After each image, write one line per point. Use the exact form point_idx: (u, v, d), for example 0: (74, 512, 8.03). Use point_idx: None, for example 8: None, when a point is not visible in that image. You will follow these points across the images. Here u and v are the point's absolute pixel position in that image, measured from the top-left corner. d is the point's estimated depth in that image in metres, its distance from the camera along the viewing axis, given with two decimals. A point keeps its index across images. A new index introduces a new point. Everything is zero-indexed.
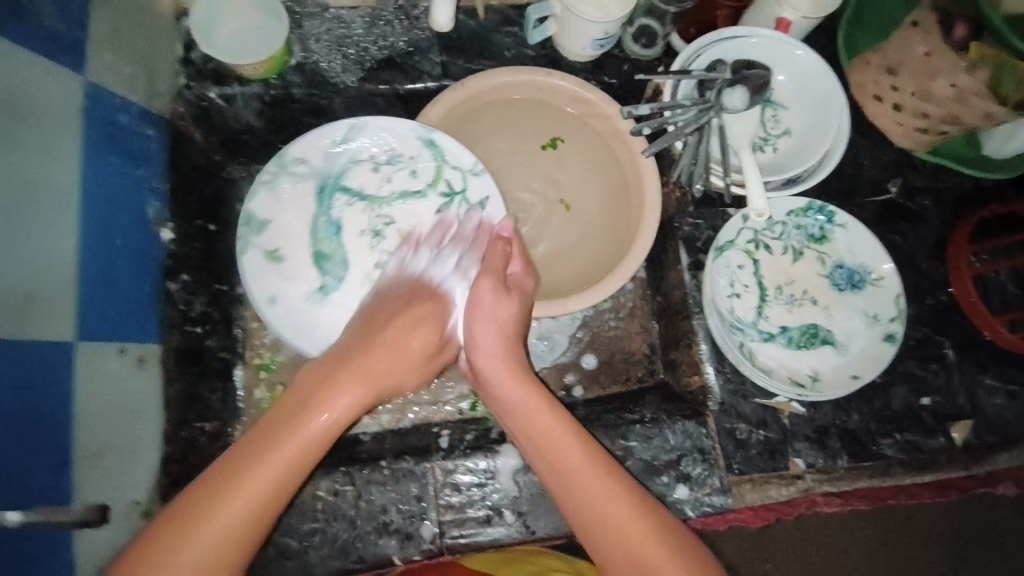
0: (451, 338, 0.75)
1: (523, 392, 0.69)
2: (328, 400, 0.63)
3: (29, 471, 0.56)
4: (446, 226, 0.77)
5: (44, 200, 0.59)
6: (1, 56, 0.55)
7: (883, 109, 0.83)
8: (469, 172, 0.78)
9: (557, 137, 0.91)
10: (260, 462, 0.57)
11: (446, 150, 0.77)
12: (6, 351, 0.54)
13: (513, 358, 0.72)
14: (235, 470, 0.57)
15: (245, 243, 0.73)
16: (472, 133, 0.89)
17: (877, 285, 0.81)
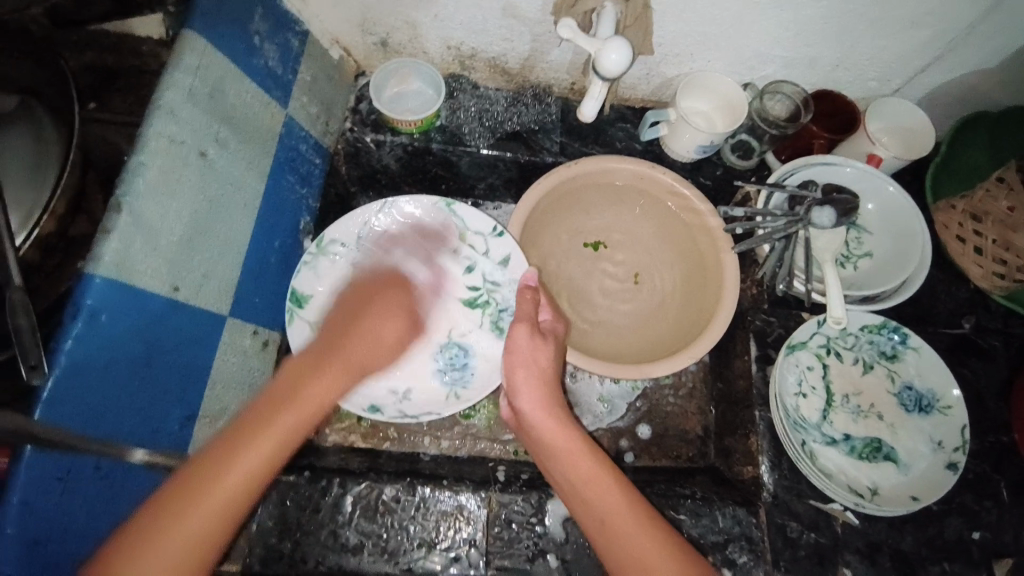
0: (482, 381, 0.86)
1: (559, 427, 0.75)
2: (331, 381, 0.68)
3: (163, 418, 0.65)
4: (477, 284, 0.92)
5: (235, 197, 0.75)
6: (231, 80, 0.73)
7: (965, 250, 0.89)
8: (491, 234, 0.91)
9: (600, 241, 1.00)
10: (273, 422, 0.61)
11: (469, 220, 0.92)
12: (182, 306, 0.67)
13: (550, 394, 0.78)
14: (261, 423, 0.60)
15: (291, 315, 0.83)
16: (553, 219, 0.98)
17: (945, 413, 0.83)
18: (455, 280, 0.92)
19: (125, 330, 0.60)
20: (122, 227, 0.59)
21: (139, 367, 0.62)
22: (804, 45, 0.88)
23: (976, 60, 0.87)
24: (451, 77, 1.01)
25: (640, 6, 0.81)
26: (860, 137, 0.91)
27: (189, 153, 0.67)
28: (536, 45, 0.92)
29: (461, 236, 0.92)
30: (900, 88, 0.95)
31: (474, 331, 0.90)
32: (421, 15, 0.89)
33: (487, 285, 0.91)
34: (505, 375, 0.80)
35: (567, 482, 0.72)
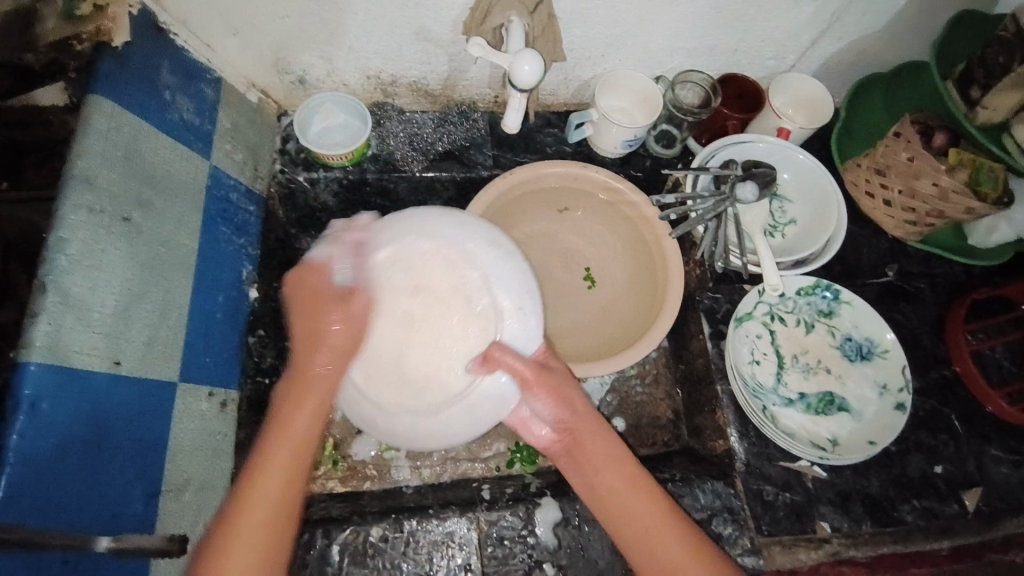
0: (528, 336, 0.68)
1: (558, 382, 0.68)
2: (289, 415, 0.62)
3: (125, 499, 0.62)
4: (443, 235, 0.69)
5: (169, 258, 0.73)
6: (146, 141, 0.71)
7: (875, 205, 0.96)
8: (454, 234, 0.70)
9: (588, 268, 1.02)
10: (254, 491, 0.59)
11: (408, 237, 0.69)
12: (128, 379, 0.64)
13: (555, 386, 0.68)
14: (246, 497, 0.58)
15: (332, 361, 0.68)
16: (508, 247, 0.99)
17: (885, 357, 0.89)
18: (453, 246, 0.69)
19: (70, 415, 0.57)
20: (49, 308, 0.57)
21: (91, 450, 0.59)
22: (703, 36, 0.94)
23: (858, 30, 0.95)
24: (375, 105, 1.01)
25: (545, 16, 0.83)
26: (768, 114, 0.98)
27: (111, 220, 0.65)
28: (454, 64, 0.94)
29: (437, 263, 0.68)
30: (797, 63, 1.02)
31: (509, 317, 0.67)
32: (335, 50, 0.89)
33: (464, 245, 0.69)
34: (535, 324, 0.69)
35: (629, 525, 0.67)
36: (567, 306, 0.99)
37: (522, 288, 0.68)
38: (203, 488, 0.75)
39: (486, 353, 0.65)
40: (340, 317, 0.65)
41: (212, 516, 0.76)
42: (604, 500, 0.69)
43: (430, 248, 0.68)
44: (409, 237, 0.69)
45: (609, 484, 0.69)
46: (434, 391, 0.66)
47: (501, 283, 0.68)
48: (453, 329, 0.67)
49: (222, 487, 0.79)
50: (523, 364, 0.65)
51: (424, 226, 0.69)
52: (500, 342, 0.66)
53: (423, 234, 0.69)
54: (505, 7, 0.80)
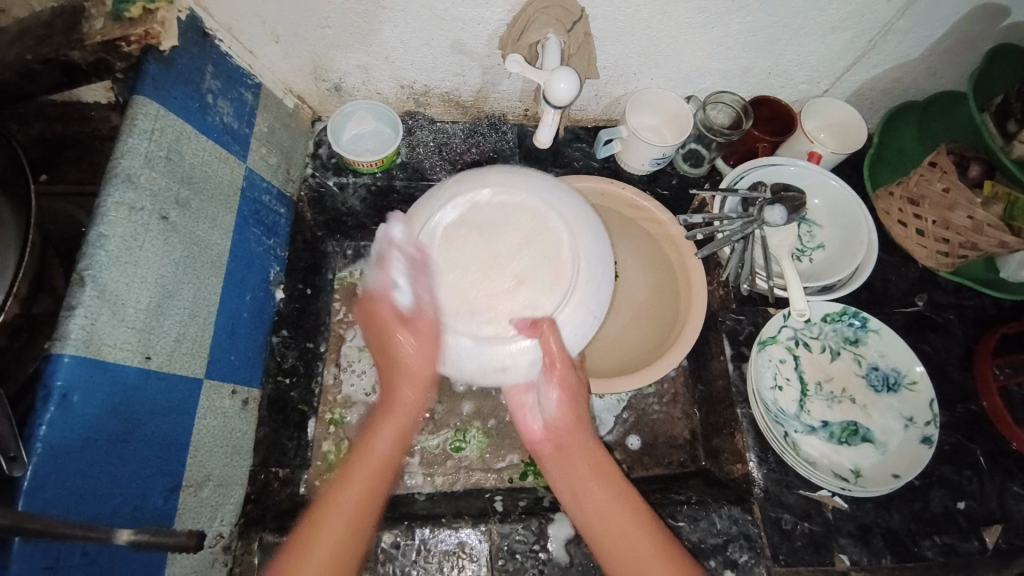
0: (584, 324, 0.69)
1: (574, 387, 0.71)
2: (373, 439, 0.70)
3: (146, 494, 0.63)
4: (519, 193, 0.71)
5: (202, 256, 0.74)
6: (187, 141, 0.73)
7: (907, 234, 0.95)
8: (557, 200, 0.71)
9: (615, 261, 1.01)
10: (328, 512, 0.63)
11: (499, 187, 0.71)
12: (156, 375, 0.65)
13: (572, 388, 0.71)
14: (348, 475, 0.66)
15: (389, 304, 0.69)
16: None
17: (912, 389, 0.87)
18: (540, 208, 0.71)
19: (98, 407, 0.58)
20: (87, 301, 0.58)
21: (116, 443, 0.60)
22: (738, 58, 0.94)
23: (894, 59, 0.95)
24: (407, 114, 1.03)
25: (581, 35, 0.84)
26: (799, 138, 0.97)
27: (150, 218, 0.66)
28: (487, 77, 0.95)
29: (519, 214, 0.70)
30: (830, 88, 1.01)
31: (567, 297, 0.68)
32: (372, 59, 0.90)
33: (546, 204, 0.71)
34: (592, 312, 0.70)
35: (589, 507, 0.70)
36: None
37: (599, 276, 0.70)
38: (221, 485, 0.75)
39: (537, 321, 0.67)
40: (413, 339, 0.68)
41: (227, 513, 0.76)
42: (593, 510, 0.69)
43: (507, 201, 0.70)
44: (503, 193, 0.71)
45: (598, 502, 0.69)
46: (495, 333, 0.67)
47: (582, 260, 0.69)
48: (519, 290, 0.68)
49: (238, 484, 0.79)
50: (563, 349, 0.67)
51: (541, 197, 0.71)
52: (554, 320, 0.67)
53: (507, 188, 0.71)
54: (542, 24, 0.81)
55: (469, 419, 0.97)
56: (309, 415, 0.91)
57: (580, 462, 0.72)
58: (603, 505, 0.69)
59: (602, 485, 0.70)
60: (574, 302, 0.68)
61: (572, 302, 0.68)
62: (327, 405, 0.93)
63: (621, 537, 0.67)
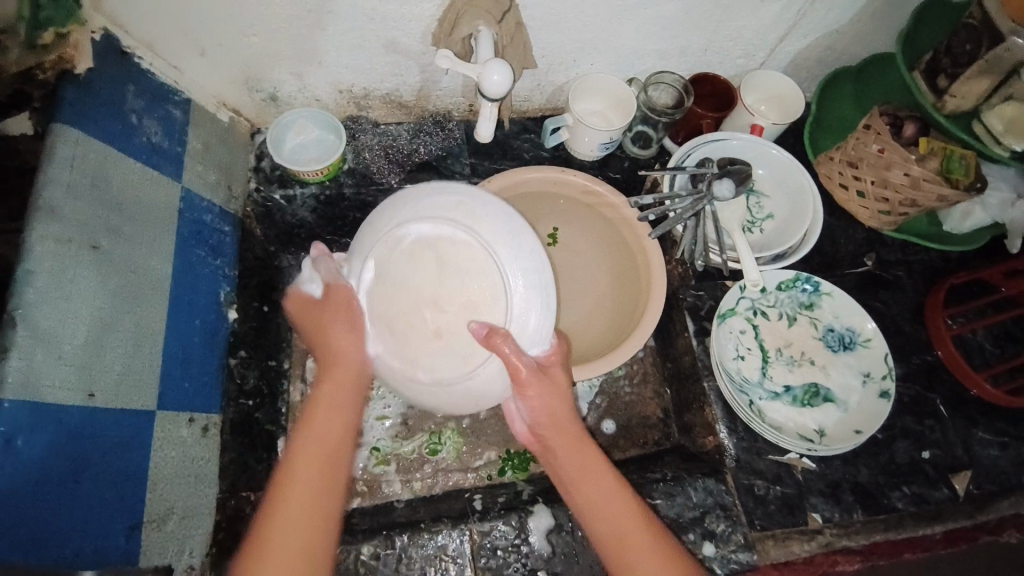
0: (537, 335, 0.64)
1: (553, 397, 0.67)
2: (320, 398, 0.68)
3: (106, 535, 0.61)
4: (455, 215, 0.64)
5: (142, 284, 0.71)
6: (113, 165, 0.69)
7: (849, 197, 0.97)
8: (487, 207, 0.65)
9: (555, 229, 1.01)
10: (278, 505, 0.61)
11: (426, 198, 0.66)
12: (104, 410, 0.63)
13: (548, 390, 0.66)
14: (280, 491, 0.62)
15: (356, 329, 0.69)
16: None
17: (867, 346, 0.90)
18: (482, 221, 0.64)
19: (41, 450, 0.56)
20: (19, 342, 0.55)
21: (66, 486, 0.58)
22: (674, 37, 0.94)
23: (823, 26, 0.97)
24: (350, 119, 1.01)
25: (513, 24, 0.82)
26: (740, 111, 0.99)
27: (80, 249, 0.63)
28: (427, 75, 0.94)
29: (444, 228, 0.64)
30: (766, 60, 1.03)
31: (518, 298, 0.63)
32: (306, 65, 0.88)
33: (482, 217, 0.64)
34: (540, 320, 0.65)
35: (592, 507, 0.68)
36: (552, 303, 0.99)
37: (537, 281, 0.64)
38: (187, 516, 0.73)
39: (489, 333, 0.62)
40: (340, 330, 0.67)
41: (198, 544, 0.74)
42: (591, 510, 0.68)
43: (428, 223, 0.64)
44: (428, 224, 0.64)
45: (590, 499, 0.68)
46: (451, 348, 0.64)
47: (514, 266, 0.63)
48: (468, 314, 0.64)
49: (208, 512, 0.77)
50: (518, 358, 0.62)
51: (469, 218, 0.64)
52: (504, 330, 0.63)
53: (431, 206, 0.65)
54: (474, 16, 0.80)
55: (443, 421, 0.95)
56: (277, 435, 0.91)
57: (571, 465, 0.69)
58: (600, 504, 0.68)
59: (588, 490, 0.68)
60: (524, 312, 0.64)
61: (525, 310, 0.63)
62: (295, 420, 0.92)
63: (614, 521, 0.67)
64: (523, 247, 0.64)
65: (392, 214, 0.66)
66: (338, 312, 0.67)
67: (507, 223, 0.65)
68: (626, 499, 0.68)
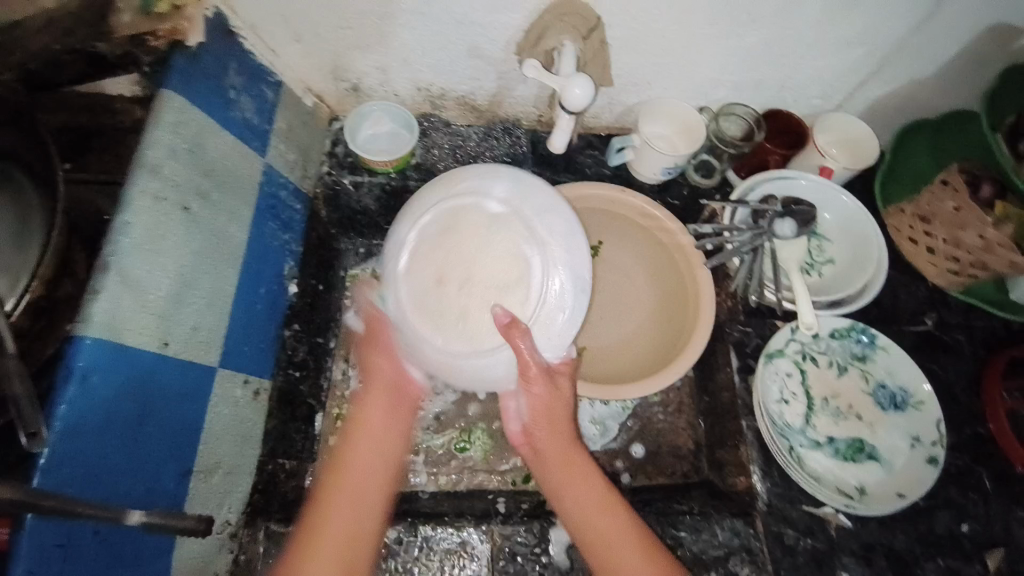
0: (557, 340, 0.69)
1: (553, 398, 0.70)
2: (363, 413, 0.73)
3: (158, 478, 0.64)
4: (511, 206, 0.71)
5: (219, 248, 0.75)
6: (209, 135, 0.74)
7: (917, 251, 0.96)
8: (544, 207, 0.71)
9: (600, 241, 1.02)
10: (331, 510, 0.66)
11: (508, 183, 0.72)
12: (172, 361, 0.67)
13: (550, 405, 0.71)
14: (328, 495, 0.67)
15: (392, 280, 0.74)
16: None
17: (919, 408, 0.87)
18: (528, 218, 0.71)
19: (116, 390, 0.60)
20: (110, 287, 0.60)
21: (131, 427, 0.61)
22: (753, 70, 0.94)
23: (907, 76, 0.95)
24: (423, 117, 1.04)
25: (597, 42, 0.85)
26: (810, 153, 0.98)
27: (172, 208, 0.68)
28: (503, 82, 0.96)
29: (506, 212, 0.71)
30: (844, 103, 1.02)
31: (540, 295, 0.69)
32: (391, 61, 0.92)
33: (527, 215, 0.71)
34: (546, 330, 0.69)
35: (574, 513, 0.70)
36: (596, 319, 1.00)
37: (574, 293, 0.69)
38: (232, 472, 0.77)
39: (511, 324, 0.68)
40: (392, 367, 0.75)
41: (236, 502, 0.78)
42: (577, 521, 0.69)
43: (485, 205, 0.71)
44: (484, 206, 0.72)
45: (570, 497, 0.70)
46: (480, 322, 0.70)
47: (552, 261, 0.69)
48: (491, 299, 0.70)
49: (248, 473, 0.81)
50: (535, 356, 0.67)
51: (520, 214, 0.71)
52: (529, 329, 0.68)
53: (493, 193, 0.72)
54: (559, 31, 0.82)
55: (475, 419, 0.96)
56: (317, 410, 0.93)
57: (559, 473, 0.71)
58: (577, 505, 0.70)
59: (572, 499, 0.70)
60: (547, 308, 0.69)
61: (547, 314, 0.69)
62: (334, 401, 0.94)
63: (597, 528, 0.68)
64: (565, 248, 0.70)
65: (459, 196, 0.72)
66: (372, 345, 0.76)
67: (559, 226, 0.70)
68: (609, 498, 0.70)
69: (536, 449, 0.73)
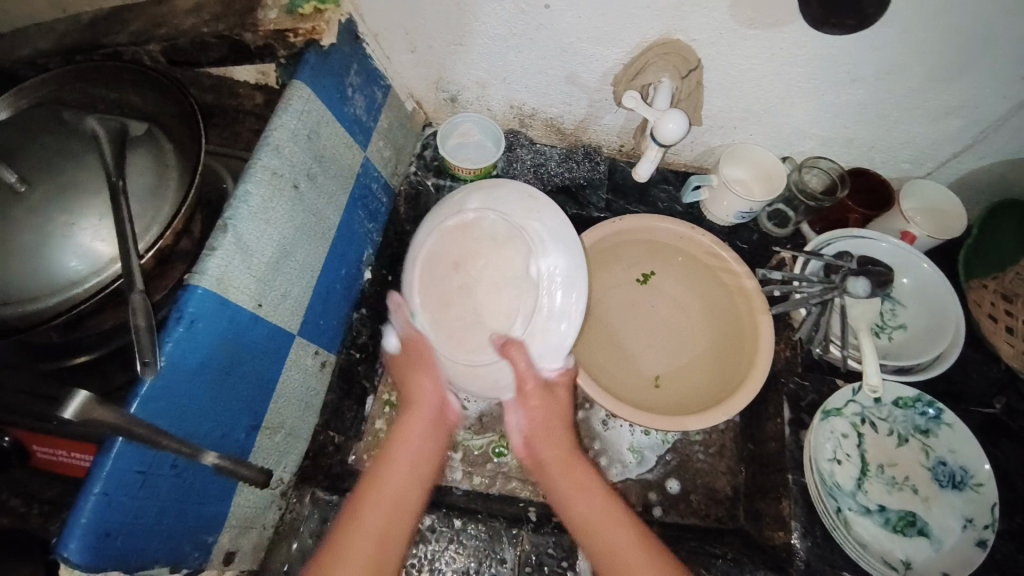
0: (556, 348, 0.70)
1: (550, 409, 0.70)
2: (397, 439, 0.69)
3: (231, 426, 0.70)
4: (510, 216, 0.73)
5: (316, 227, 0.82)
6: (325, 125, 0.81)
7: (996, 329, 0.91)
8: (539, 217, 0.73)
9: (652, 271, 1.05)
10: (353, 543, 0.60)
11: (508, 198, 0.75)
12: (260, 322, 0.72)
13: (551, 408, 0.70)
14: (350, 526, 0.61)
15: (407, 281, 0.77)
16: (606, 267, 1.04)
17: (977, 491, 0.82)
18: (524, 228, 0.72)
19: (214, 339, 0.65)
20: (224, 246, 0.65)
21: (220, 375, 0.67)
22: (843, 128, 0.95)
23: (1005, 154, 0.93)
24: (509, 132, 1.10)
25: (694, 83, 0.89)
26: (894, 216, 0.97)
27: (285, 184, 0.74)
28: (593, 110, 1.01)
29: (501, 225, 0.73)
30: (932, 172, 1.00)
31: (538, 309, 0.70)
32: (491, 78, 0.98)
33: (523, 226, 0.72)
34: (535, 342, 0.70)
35: (580, 519, 0.65)
36: (646, 348, 1.01)
37: (571, 304, 0.70)
38: (290, 434, 0.82)
39: (508, 341, 0.69)
40: (430, 386, 0.73)
41: (289, 463, 0.83)
42: (586, 524, 0.64)
43: (484, 215, 0.74)
44: (483, 214, 0.74)
45: (568, 493, 0.66)
46: (479, 340, 0.71)
47: (547, 269, 0.70)
48: (492, 310, 0.72)
49: (303, 439, 0.86)
50: (529, 370, 0.68)
51: (516, 222, 0.72)
52: (522, 342, 0.69)
53: (493, 204, 0.75)
54: (659, 69, 0.86)
55: None
56: (369, 391, 0.96)
57: (564, 477, 0.67)
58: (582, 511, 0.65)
59: (580, 501, 0.66)
60: (546, 321, 0.69)
61: (542, 326, 0.70)
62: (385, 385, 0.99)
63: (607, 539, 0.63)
64: (561, 259, 0.71)
65: (466, 204, 0.76)
66: (417, 367, 0.74)
67: (549, 233, 0.72)
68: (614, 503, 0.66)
69: (537, 457, 0.69)
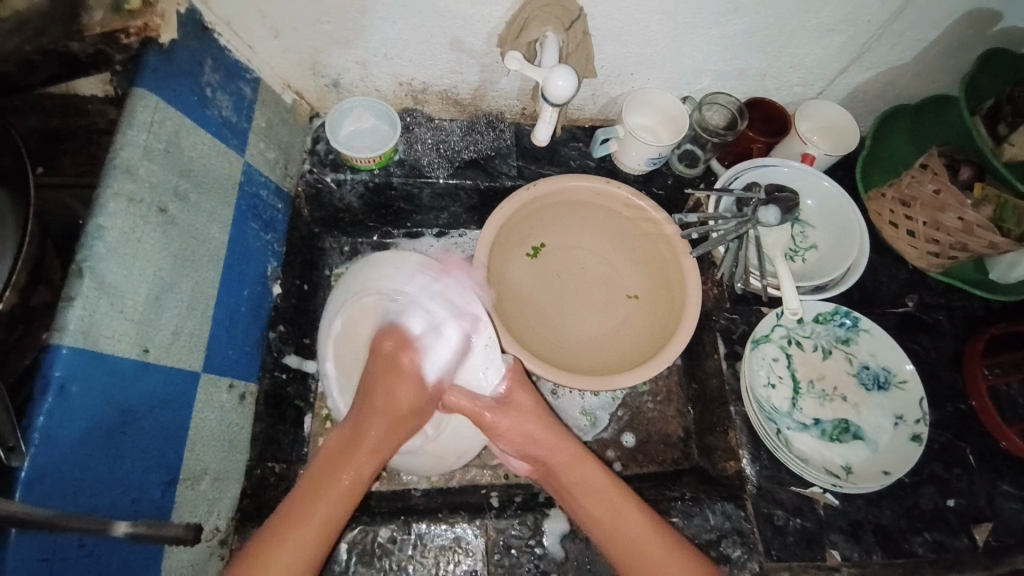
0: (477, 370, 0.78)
1: (534, 416, 0.78)
2: (365, 428, 0.73)
3: (143, 486, 0.63)
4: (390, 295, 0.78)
5: (201, 250, 0.74)
6: (187, 136, 0.73)
7: (898, 234, 0.96)
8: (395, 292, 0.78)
9: (541, 242, 1.02)
10: (303, 513, 0.67)
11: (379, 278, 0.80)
12: (154, 367, 0.66)
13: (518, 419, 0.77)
14: (307, 495, 0.69)
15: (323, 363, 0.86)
16: (511, 252, 0.98)
17: (902, 388, 0.88)
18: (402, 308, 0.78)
19: (94, 399, 0.58)
20: (85, 293, 0.58)
21: (114, 435, 0.60)
22: (734, 60, 0.95)
23: (885, 63, 0.96)
24: (405, 112, 1.04)
25: (579, 33, 0.85)
26: (793, 140, 0.99)
27: (149, 211, 0.66)
28: (485, 75, 0.96)
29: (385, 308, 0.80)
30: (823, 91, 1.03)
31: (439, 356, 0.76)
32: (371, 55, 0.91)
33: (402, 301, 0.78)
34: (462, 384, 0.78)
35: (602, 521, 0.74)
36: (578, 313, 1.00)
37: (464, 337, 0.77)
38: (218, 479, 0.76)
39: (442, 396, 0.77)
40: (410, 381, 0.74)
41: (224, 507, 0.77)
42: (610, 528, 0.73)
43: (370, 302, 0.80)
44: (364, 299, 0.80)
45: (587, 490, 0.75)
46: None
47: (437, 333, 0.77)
48: None
49: (236, 479, 0.80)
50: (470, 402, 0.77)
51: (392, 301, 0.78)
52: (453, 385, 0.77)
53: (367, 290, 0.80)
54: (542, 22, 0.82)
55: None
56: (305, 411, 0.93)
57: (577, 478, 0.76)
58: (603, 509, 0.74)
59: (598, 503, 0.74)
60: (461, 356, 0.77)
61: (454, 359, 0.76)
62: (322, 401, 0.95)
63: (634, 531, 0.72)
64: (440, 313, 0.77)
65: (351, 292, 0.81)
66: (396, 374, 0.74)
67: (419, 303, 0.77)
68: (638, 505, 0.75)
69: (549, 466, 0.77)
